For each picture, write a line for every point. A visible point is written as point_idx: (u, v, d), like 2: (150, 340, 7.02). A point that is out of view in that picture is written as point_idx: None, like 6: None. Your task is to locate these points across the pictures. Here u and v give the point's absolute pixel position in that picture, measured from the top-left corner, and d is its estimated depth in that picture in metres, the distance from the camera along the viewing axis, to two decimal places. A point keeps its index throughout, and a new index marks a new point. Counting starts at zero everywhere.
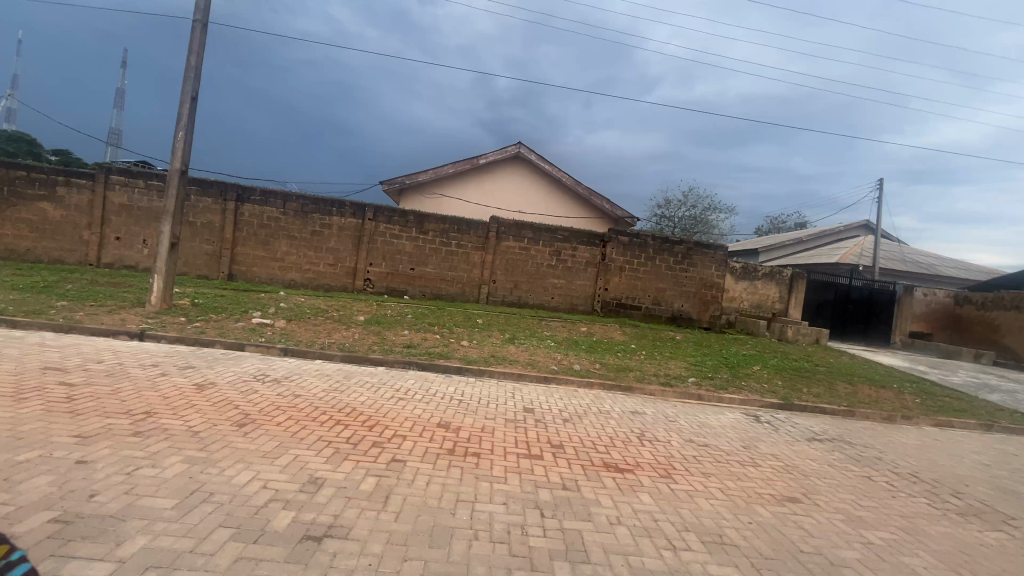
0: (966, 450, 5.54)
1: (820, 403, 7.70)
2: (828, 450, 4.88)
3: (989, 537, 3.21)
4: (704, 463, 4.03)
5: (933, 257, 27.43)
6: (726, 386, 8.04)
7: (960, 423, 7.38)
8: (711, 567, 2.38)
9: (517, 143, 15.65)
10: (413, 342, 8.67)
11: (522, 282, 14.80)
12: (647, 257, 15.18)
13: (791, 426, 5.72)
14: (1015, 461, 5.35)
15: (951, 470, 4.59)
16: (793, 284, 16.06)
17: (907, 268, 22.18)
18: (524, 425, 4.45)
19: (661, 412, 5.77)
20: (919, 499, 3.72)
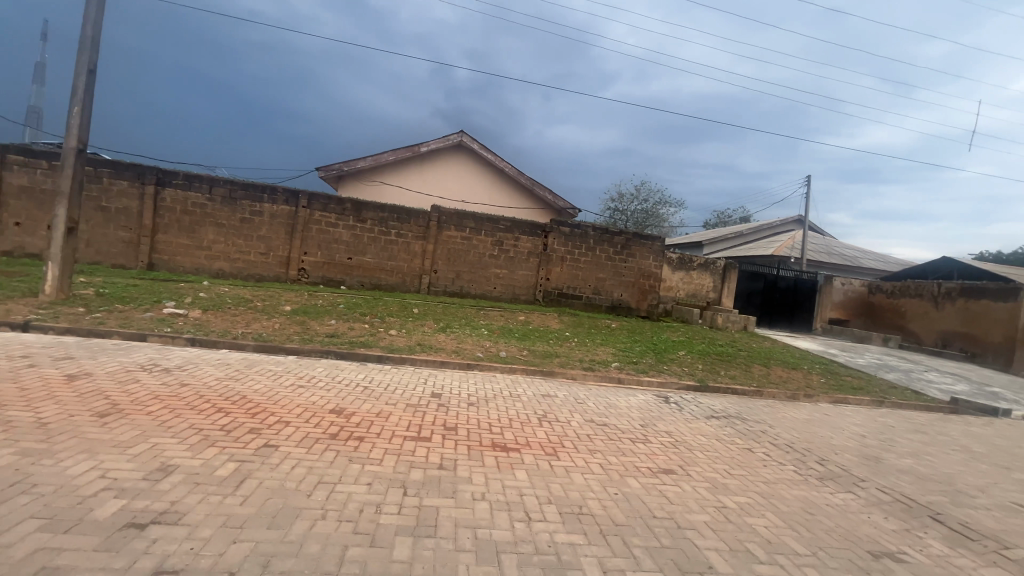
0: (849, 423, 6.03)
1: (733, 383, 8.15)
2: (720, 425, 5.16)
3: (837, 497, 3.50)
4: (595, 440, 4.17)
5: (856, 250, 29.54)
6: (647, 369, 8.38)
7: (854, 399, 8.02)
8: (558, 536, 2.45)
9: (460, 132, 15.51)
10: (338, 331, 8.49)
11: (464, 271, 14.78)
12: (588, 247, 15.49)
13: (695, 405, 6.02)
14: (889, 431, 5.88)
15: (826, 440, 4.98)
16: (726, 274, 16.79)
17: (830, 260, 23.78)
18: (424, 410, 4.44)
19: (572, 394, 5.91)
20: (786, 467, 4.01)
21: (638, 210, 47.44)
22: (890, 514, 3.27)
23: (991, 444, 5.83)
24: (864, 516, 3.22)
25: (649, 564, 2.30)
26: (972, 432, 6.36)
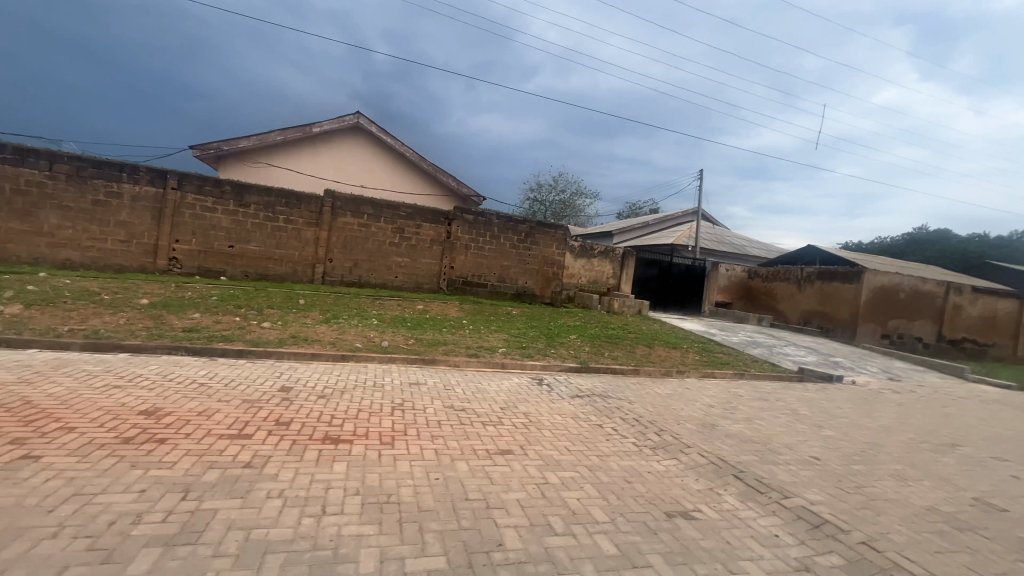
0: (702, 395, 6.57)
1: (613, 363, 8.58)
2: (580, 404, 5.34)
3: (661, 464, 3.73)
4: (444, 425, 4.10)
5: (743, 239, 32.61)
6: (533, 353, 8.57)
7: (718, 373, 8.80)
8: (347, 528, 2.33)
9: (357, 113, 14.80)
10: (200, 325, 7.72)
11: (362, 260, 14.16)
12: (492, 235, 15.51)
13: (565, 386, 6.22)
14: (735, 400, 6.49)
15: (675, 412, 5.35)
16: (624, 261, 17.65)
17: (720, 248, 26.03)
18: (261, 405, 4.10)
19: (443, 381, 5.83)
20: (625, 440, 4.22)
21: (556, 201, 48.51)
22: (701, 476, 3.54)
23: (816, 406, 6.62)
24: (678, 480, 3.44)
25: (435, 548, 2.25)
26: (805, 397, 7.20)
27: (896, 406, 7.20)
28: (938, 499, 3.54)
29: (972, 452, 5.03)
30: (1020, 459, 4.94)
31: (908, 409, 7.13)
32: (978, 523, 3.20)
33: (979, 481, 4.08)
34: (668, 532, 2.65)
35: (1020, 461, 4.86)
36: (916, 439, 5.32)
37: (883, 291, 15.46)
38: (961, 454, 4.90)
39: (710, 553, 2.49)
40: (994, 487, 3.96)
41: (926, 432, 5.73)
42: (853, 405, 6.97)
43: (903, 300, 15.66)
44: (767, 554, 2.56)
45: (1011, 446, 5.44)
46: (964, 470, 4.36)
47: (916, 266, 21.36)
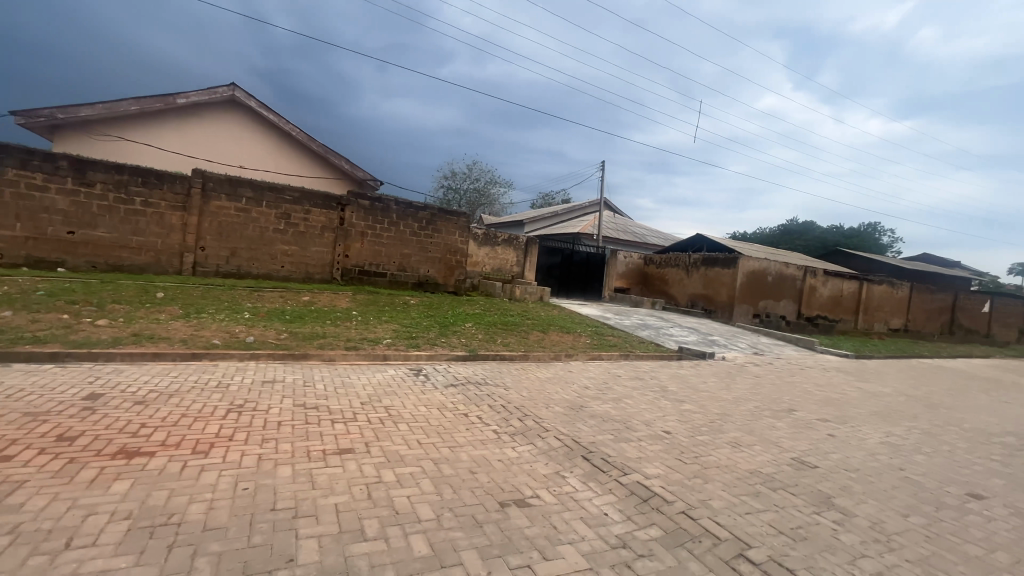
0: (581, 377, 6.76)
1: (504, 350, 8.57)
2: (451, 395, 5.17)
3: (514, 451, 3.67)
4: (284, 426, 3.70)
5: (644, 228, 34.69)
6: (421, 343, 8.29)
7: (605, 355, 9.15)
8: (91, 565, 1.91)
9: (231, 85, 13.33)
10: (12, 325, 6.45)
11: (241, 248, 12.84)
12: (390, 222, 14.83)
13: (443, 376, 6.04)
14: (611, 381, 6.75)
15: (547, 397, 5.39)
16: (528, 249, 17.91)
17: (621, 237, 27.44)
18: (46, 418, 3.40)
19: (305, 378, 5.36)
20: (486, 429, 4.12)
21: (470, 190, 48.08)
22: (551, 460, 3.51)
23: (683, 382, 7.06)
24: (526, 466, 3.38)
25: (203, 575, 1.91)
26: (677, 374, 7.67)
27: (752, 378, 7.95)
28: (762, 462, 3.84)
29: (803, 416, 5.63)
30: (839, 419, 5.62)
31: (761, 380, 7.90)
32: (790, 482, 3.50)
33: (800, 442, 4.54)
34: (493, 523, 2.54)
35: (838, 421, 5.52)
36: (760, 407, 5.86)
37: (754, 275, 17.18)
38: (793, 419, 5.45)
39: (530, 541, 2.40)
40: (810, 446, 4.42)
41: (770, 400, 6.36)
42: (716, 379, 7.58)
43: (771, 283, 17.54)
44: (589, 534, 2.54)
45: (835, 408, 6.19)
46: (791, 432, 4.84)
47: (784, 253, 24.07)
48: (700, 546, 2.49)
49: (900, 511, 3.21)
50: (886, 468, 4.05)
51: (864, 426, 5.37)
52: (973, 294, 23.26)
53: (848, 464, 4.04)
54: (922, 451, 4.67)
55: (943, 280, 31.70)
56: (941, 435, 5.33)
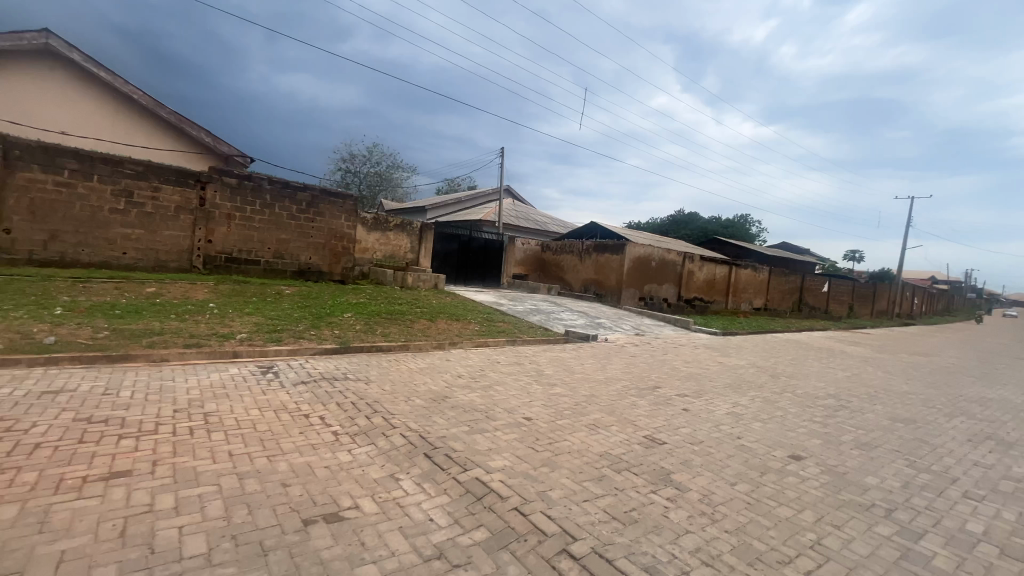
0: (457, 366, 6.51)
1: (384, 340, 8.05)
2: (298, 393, 4.57)
3: (349, 454, 3.26)
4: (44, 449, 2.92)
5: (545, 216, 35.51)
6: (286, 337, 7.47)
7: (491, 342, 9.01)
8: None
9: (45, 32, 10.93)
10: None
11: (66, 232, 10.71)
12: (263, 203, 13.32)
13: (298, 372, 5.41)
14: (488, 368, 6.58)
15: (411, 389, 5.03)
16: (423, 235, 17.28)
17: (521, 224, 27.76)
18: None
19: (111, 384, 4.43)
20: (325, 431, 3.65)
21: (371, 173, 45.48)
22: (388, 462, 3.16)
23: (560, 365, 7.11)
24: (356, 472, 3.00)
25: None
26: (556, 358, 7.72)
27: (627, 358, 8.29)
28: (613, 442, 3.85)
29: (664, 392, 5.88)
30: (695, 393, 5.96)
31: (634, 359, 8.25)
32: (636, 461, 3.51)
33: (655, 418, 4.68)
34: (284, 549, 2.13)
35: (694, 395, 5.84)
36: (626, 386, 6.03)
37: (640, 261, 18.25)
38: (655, 395, 5.67)
39: (323, 566, 2.03)
40: (663, 422, 4.57)
41: (639, 378, 6.62)
42: (594, 360, 7.77)
43: (654, 268, 18.76)
44: (402, 547, 2.24)
45: (693, 382, 6.58)
46: (648, 409, 4.99)
47: (668, 240, 25.94)
48: (524, 545, 2.30)
49: (729, 480, 3.34)
50: (725, 437, 4.29)
51: (715, 398, 5.74)
52: (817, 277, 27.03)
53: (693, 437, 4.21)
54: (759, 418, 5.06)
55: (796, 264, 36.58)
56: (777, 401, 5.88)
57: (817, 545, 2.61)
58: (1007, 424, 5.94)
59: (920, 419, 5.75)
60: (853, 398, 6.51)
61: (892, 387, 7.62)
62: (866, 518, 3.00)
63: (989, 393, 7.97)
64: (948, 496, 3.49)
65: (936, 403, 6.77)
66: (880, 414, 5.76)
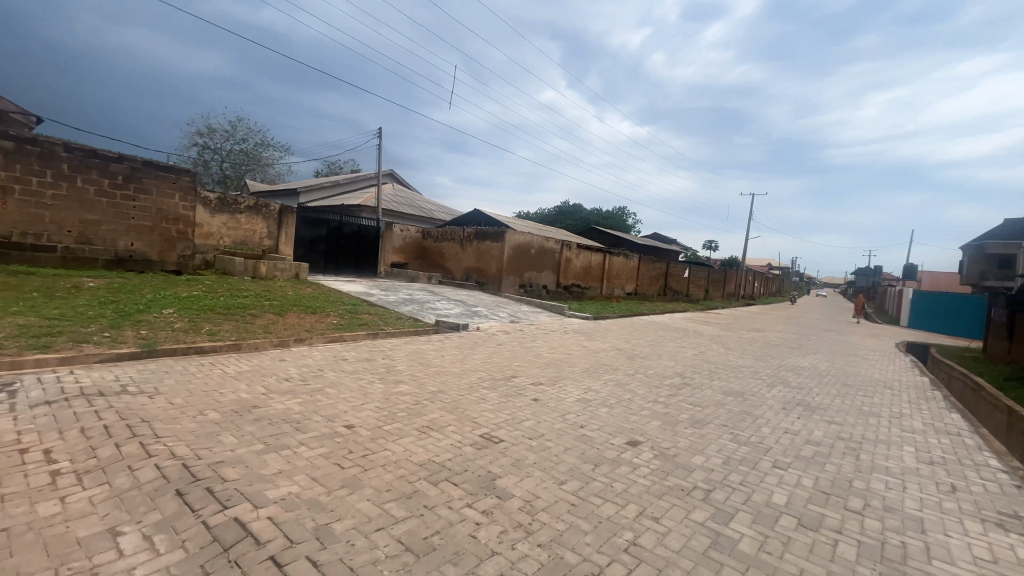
0: (291, 367, 5.63)
1: (210, 340, 6.76)
2: (30, 419, 3.39)
3: (63, 503, 2.37)
4: None
5: (431, 203, 34.48)
6: (65, 341, 5.87)
7: (348, 336, 8.14)
8: None
9: None
10: None
11: None
12: (58, 175, 10.66)
13: (52, 388, 4.13)
14: (332, 367, 5.80)
15: (211, 400, 4.10)
16: (283, 219, 15.42)
17: (402, 211, 26.60)
18: None
19: None
20: (42, 470, 2.67)
21: (233, 150, 40.16)
22: (116, 509, 2.33)
23: (416, 359, 6.57)
24: (54, 532, 2.13)
25: None
26: (415, 351, 7.14)
27: (493, 347, 8.03)
28: (442, 448, 3.41)
29: (519, 382, 5.62)
30: (550, 381, 5.80)
31: (500, 349, 8.00)
32: (460, 468, 3.08)
33: (500, 412, 4.35)
34: None
35: (549, 383, 5.67)
36: (480, 378, 5.67)
37: (519, 248, 18.33)
38: (508, 386, 5.37)
39: None
40: (508, 416, 4.24)
41: (497, 368, 6.33)
42: (457, 352, 7.37)
43: (534, 255, 19.00)
44: None
45: (551, 369, 6.46)
46: (496, 403, 4.64)
47: (550, 229, 26.64)
48: None
49: (559, 479, 3.08)
50: (568, 428, 4.10)
51: (568, 385, 5.63)
52: (679, 264, 29.88)
53: (534, 430, 3.94)
54: (606, 403, 5.02)
55: (663, 253, 40.26)
56: (627, 384, 5.96)
57: (632, 546, 2.40)
58: (813, 389, 6.75)
59: (746, 391, 6.25)
60: (695, 375, 6.92)
61: (730, 362, 8.36)
62: (685, 505, 2.92)
63: (802, 362, 9.16)
64: (761, 468, 3.64)
65: (762, 375, 7.51)
66: (715, 389, 6.14)
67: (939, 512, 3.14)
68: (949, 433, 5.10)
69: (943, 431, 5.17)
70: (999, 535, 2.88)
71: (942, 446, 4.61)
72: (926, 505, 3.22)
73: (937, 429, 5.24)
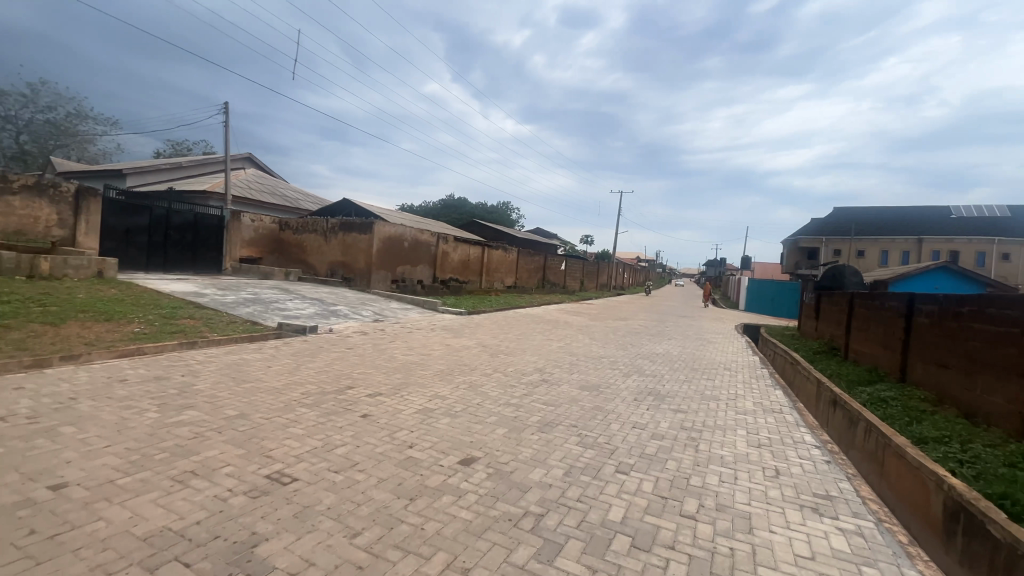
0: (29, 398, 4.10)
1: None
2: None
3: None
4: None
5: (296, 192, 31.20)
6: None
7: (150, 348, 6.47)
8: None
9: None
10: None
11: None
12: None
13: None
14: (96, 393, 4.37)
15: None
16: (82, 203, 12.32)
17: (259, 199, 23.50)
18: None
19: None
20: None
21: (32, 119, 32.18)
22: None
23: (230, 374, 5.35)
24: None
25: None
26: (235, 363, 5.87)
27: (340, 353, 7.02)
28: (195, 504, 2.49)
29: (352, 395, 4.77)
30: (392, 390, 5.04)
31: (347, 354, 7.00)
32: (208, 535, 2.22)
33: (311, 438, 3.50)
34: None
35: (390, 393, 4.91)
36: (304, 394, 4.70)
37: (390, 241, 17.11)
38: (336, 402, 4.49)
39: None
40: (318, 443, 3.42)
41: (334, 378, 5.41)
42: (290, 361, 6.24)
43: (407, 248, 17.90)
44: None
45: (399, 376, 5.69)
46: (310, 426, 3.77)
47: (427, 222, 25.61)
48: None
49: (354, 530, 2.39)
50: (393, 450, 3.41)
51: (413, 393, 4.95)
52: (557, 257, 30.92)
53: (347, 459, 3.18)
54: (451, 412, 4.43)
55: (543, 246, 41.47)
56: (481, 387, 5.45)
57: None
58: (664, 376, 6.95)
59: (602, 383, 6.14)
60: (555, 370, 6.68)
61: (591, 353, 8.39)
62: (507, 542, 2.41)
63: (656, 349, 9.62)
64: (602, 474, 3.34)
65: (620, 365, 7.59)
66: (572, 384, 5.94)
67: (765, 504, 3.07)
68: (774, 411, 5.45)
69: (770, 410, 5.52)
70: (814, 524, 2.86)
71: (767, 426, 4.85)
72: (754, 498, 3.14)
73: (763, 407, 5.60)
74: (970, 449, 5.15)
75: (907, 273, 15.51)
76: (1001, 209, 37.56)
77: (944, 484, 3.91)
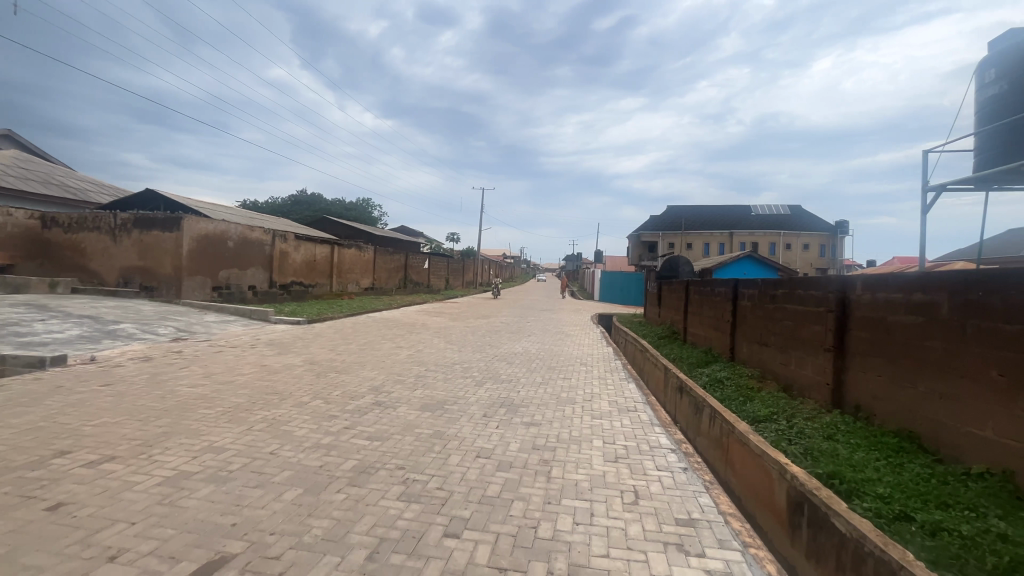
0: None
1: None
2: None
3: None
4: None
5: (83, 181, 24.82)
6: None
7: None
8: None
9: None
10: None
11: None
12: None
13: None
14: None
15: None
16: None
17: (15, 187, 17.89)
18: None
19: None
20: None
21: None
22: None
23: None
24: None
25: None
26: None
27: (88, 393, 5.01)
28: None
29: (59, 466, 3.11)
30: (139, 448, 3.47)
31: (99, 393, 5.01)
32: None
33: None
34: None
35: (131, 455, 3.34)
36: None
37: (207, 240, 14.10)
38: (15, 486, 2.83)
39: None
40: None
41: (45, 439, 3.61)
42: None
43: (232, 249, 14.98)
44: None
45: (164, 421, 4.06)
46: None
47: (265, 219, 22.24)
48: None
49: None
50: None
51: (172, 449, 3.45)
52: (419, 255, 29.52)
53: None
54: (222, 475, 3.09)
55: (404, 245, 39.66)
56: (288, 425, 4.13)
57: None
58: (519, 381, 6.33)
59: (450, 399, 5.23)
60: (396, 388, 5.60)
61: (444, 360, 7.48)
62: None
63: (515, 348, 9.10)
64: (423, 546, 2.42)
65: (474, 371, 6.79)
66: (412, 405, 4.94)
67: (625, 551, 2.44)
68: (628, 411, 5.12)
69: (625, 409, 5.19)
70: (682, 572, 2.30)
71: (623, 430, 4.43)
72: (612, 544, 2.51)
73: (618, 407, 5.25)
74: (795, 424, 5.41)
75: (726, 261, 17.67)
76: (784, 208, 46.33)
77: (786, 473, 3.79)
